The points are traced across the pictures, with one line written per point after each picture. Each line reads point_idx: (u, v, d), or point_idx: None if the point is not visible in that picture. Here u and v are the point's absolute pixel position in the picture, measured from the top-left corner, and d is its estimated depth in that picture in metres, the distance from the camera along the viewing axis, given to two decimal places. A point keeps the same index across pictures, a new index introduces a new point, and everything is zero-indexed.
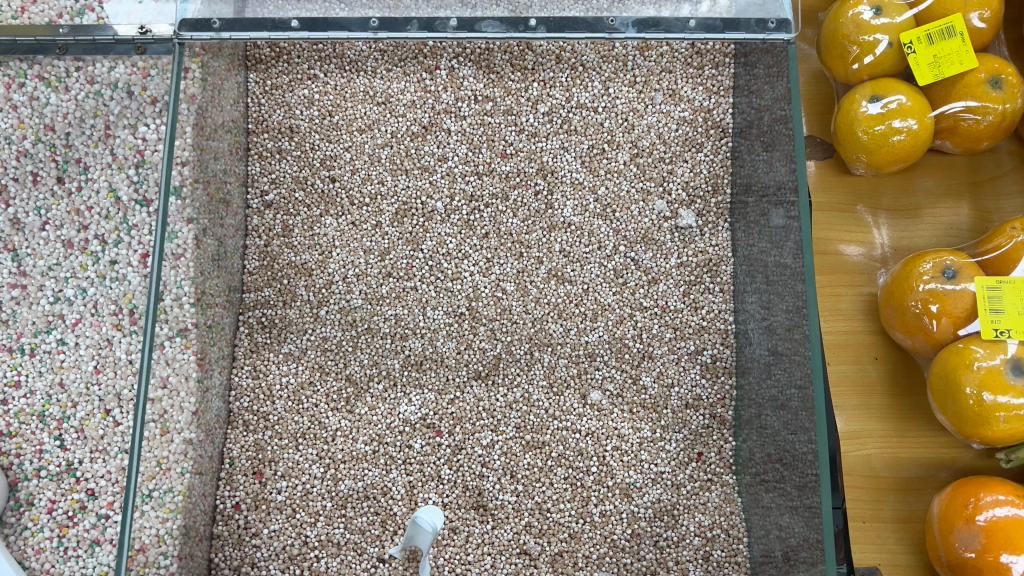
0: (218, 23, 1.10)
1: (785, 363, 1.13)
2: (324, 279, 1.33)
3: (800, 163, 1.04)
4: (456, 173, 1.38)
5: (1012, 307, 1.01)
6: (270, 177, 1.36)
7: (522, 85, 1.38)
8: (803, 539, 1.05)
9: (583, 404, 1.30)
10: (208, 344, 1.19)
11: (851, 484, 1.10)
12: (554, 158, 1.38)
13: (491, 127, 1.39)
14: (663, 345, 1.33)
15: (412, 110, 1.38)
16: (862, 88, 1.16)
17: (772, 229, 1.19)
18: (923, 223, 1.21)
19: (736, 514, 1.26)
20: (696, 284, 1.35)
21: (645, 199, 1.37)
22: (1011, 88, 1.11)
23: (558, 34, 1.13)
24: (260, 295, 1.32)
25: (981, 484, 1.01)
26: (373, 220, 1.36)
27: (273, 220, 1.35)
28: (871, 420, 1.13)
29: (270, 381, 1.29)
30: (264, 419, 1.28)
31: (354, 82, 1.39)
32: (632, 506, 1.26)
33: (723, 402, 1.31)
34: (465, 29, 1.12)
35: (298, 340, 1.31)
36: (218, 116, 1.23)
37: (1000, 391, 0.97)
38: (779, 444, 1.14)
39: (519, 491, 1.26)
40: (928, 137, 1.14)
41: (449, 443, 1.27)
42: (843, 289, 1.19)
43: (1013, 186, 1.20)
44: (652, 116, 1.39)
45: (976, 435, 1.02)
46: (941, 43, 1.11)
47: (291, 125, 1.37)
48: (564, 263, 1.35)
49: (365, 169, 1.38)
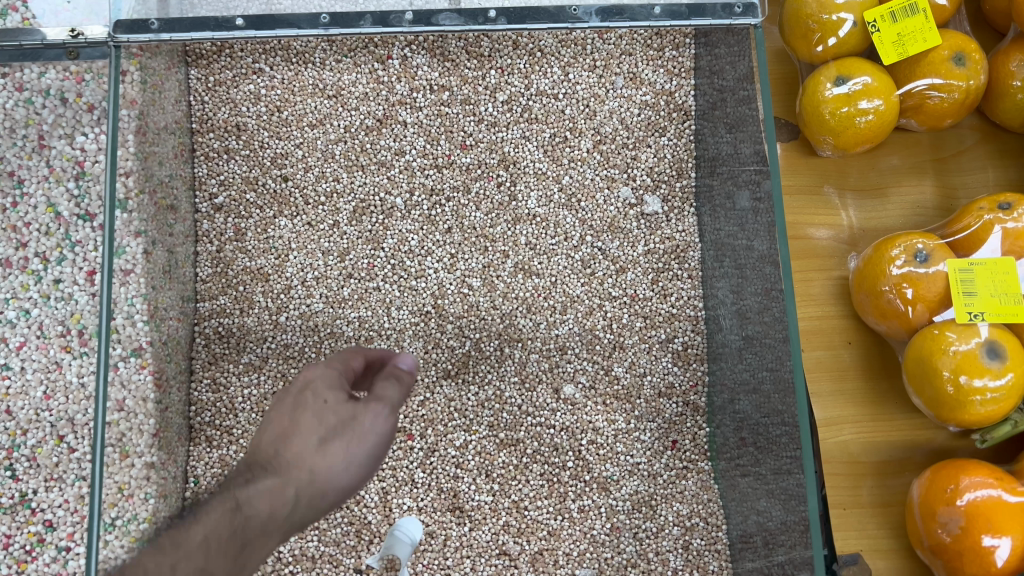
0: (157, 23, 1.03)
1: (756, 347, 1.14)
2: (282, 284, 1.26)
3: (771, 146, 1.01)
4: (415, 167, 1.30)
5: (984, 289, 1.02)
6: (218, 179, 1.28)
7: (478, 74, 1.30)
8: (780, 522, 1.07)
9: (557, 399, 1.28)
10: (164, 360, 1.14)
11: (830, 472, 1.10)
12: (515, 148, 1.32)
13: (449, 118, 1.31)
14: (634, 335, 1.30)
15: (366, 103, 1.30)
16: (827, 69, 1.15)
17: (739, 212, 1.18)
18: (890, 202, 1.21)
19: (713, 501, 1.27)
20: (664, 271, 1.32)
21: (610, 187, 1.32)
22: (975, 64, 1.11)
23: (520, 25, 1.08)
24: (215, 304, 1.25)
25: (960, 467, 1.01)
26: (330, 219, 1.29)
27: (224, 224, 1.27)
28: (846, 405, 1.12)
29: (231, 395, 1.23)
30: (228, 433, 1.22)
31: (302, 74, 1.29)
32: (611, 499, 1.26)
33: (696, 389, 1.30)
34: (421, 22, 1.07)
35: (258, 348, 1.25)
36: (158, 117, 1.16)
37: (976, 375, 0.98)
38: (753, 426, 1.16)
39: (495, 491, 1.26)
40: (893, 117, 1.15)
41: (421, 446, 1.27)
42: (814, 274, 1.18)
43: (974, 162, 1.21)
44: (614, 101, 1.32)
45: (952, 418, 1.03)
46: (904, 21, 1.11)
47: (238, 123, 1.28)
48: (530, 256, 1.31)
49: (318, 166, 1.29)
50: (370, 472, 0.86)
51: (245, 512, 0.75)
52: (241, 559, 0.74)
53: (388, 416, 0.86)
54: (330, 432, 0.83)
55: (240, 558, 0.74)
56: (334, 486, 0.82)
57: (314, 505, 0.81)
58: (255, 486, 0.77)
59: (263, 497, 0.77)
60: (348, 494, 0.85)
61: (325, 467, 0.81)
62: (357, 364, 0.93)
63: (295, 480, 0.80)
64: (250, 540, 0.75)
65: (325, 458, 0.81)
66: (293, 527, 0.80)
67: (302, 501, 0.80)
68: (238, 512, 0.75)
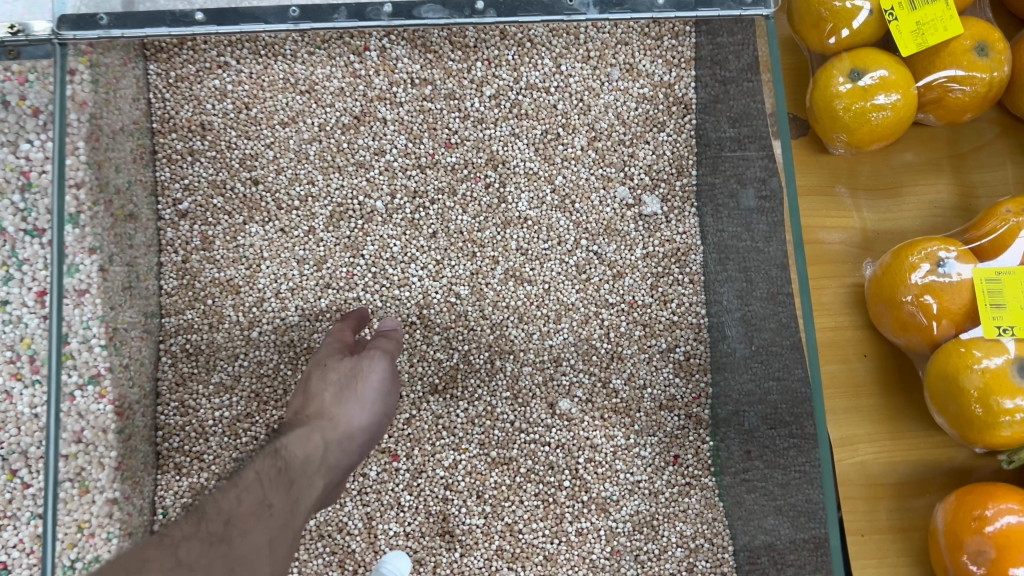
0: (106, 18, 0.92)
1: (762, 355, 1.07)
2: (254, 296, 1.17)
3: (784, 138, 0.91)
4: (396, 168, 1.20)
5: (1013, 300, 0.94)
6: (182, 183, 1.18)
7: (463, 66, 1.20)
8: (790, 541, 1.01)
9: (552, 414, 1.21)
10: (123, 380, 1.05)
11: (848, 496, 1.03)
12: (504, 146, 1.22)
13: (432, 114, 1.21)
14: (632, 345, 1.22)
15: (342, 99, 1.20)
16: (840, 61, 1.06)
17: (744, 211, 1.10)
18: (905, 202, 1.13)
19: (719, 520, 1.20)
20: (663, 276, 1.24)
21: (605, 186, 1.23)
22: (998, 54, 1.03)
23: (511, 18, 0.98)
24: (181, 319, 1.16)
25: (989, 491, 0.94)
26: (305, 225, 1.19)
27: (189, 232, 1.17)
28: (863, 423, 1.05)
29: (201, 418, 1.14)
30: (198, 459, 1.14)
31: (271, 68, 1.18)
32: (610, 521, 1.19)
33: (699, 402, 1.22)
34: (401, 16, 0.97)
35: (229, 366, 1.16)
36: (113, 119, 1.07)
37: (1005, 395, 0.90)
38: (760, 440, 1.09)
39: (487, 513, 1.19)
40: (911, 112, 1.07)
41: (407, 468, 1.18)
42: (826, 281, 1.10)
43: (993, 158, 1.14)
44: (609, 95, 1.23)
45: (979, 439, 0.96)
46: (923, 9, 1.02)
47: (202, 122, 1.18)
48: (522, 262, 1.22)
49: (291, 167, 1.19)
50: (385, 408, 1.07)
51: (284, 455, 0.92)
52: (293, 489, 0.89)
53: (385, 360, 1.08)
54: (340, 384, 1.04)
55: (292, 486, 0.89)
56: (354, 427, 1.02)
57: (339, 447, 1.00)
58: (287, 439, 0.96)
59: (294, 446, 0.94)
60: (371, 431, 1.05)
61: (343, 408, 1.03)
62: (350, 335, 1.12)
63: (320, 428, 0.99)
64: (295, 472, 0.91)
65: (342, 403, 1.03)
66: (330, 470, 0.98)
67: (329, 448, 0.99)
68: (278, 453, 0.91)
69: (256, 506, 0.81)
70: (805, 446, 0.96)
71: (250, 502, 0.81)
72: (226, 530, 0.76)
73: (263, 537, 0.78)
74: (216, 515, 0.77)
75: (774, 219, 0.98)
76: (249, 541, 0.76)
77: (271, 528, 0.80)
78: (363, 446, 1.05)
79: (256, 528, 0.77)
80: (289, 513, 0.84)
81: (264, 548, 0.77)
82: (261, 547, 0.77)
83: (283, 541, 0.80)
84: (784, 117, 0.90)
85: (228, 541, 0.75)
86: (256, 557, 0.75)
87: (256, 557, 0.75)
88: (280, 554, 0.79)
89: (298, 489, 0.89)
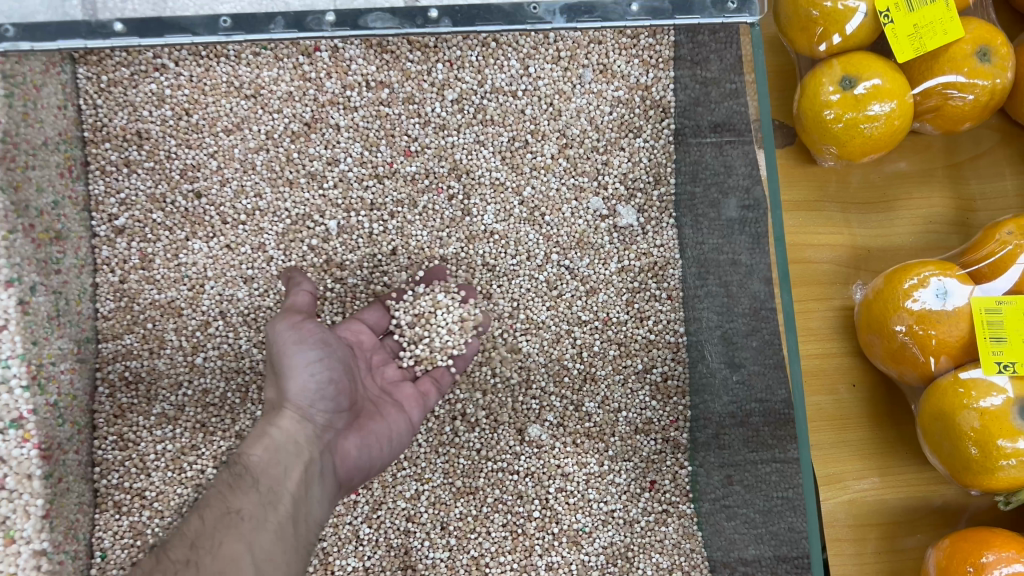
0: (14, 30, 0.85)
1: (743, 378, 1.00)
2: (198, 319, 1.08)
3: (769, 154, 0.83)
4: (350, 178, 1.12)
5: (1014, 334, 0.86)
6: (117, 197, 1.09)
7: (423, 68, 1.11)
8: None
9: (520, 441, 1.13)
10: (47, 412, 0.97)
11: (834, 538, 0.97)
12: (468, 155, 1.14)
13: (390, 120, 1.12)
14: (606, 365, 1.14)
15: (290, 104, 1.10)
16: (830, 68, 0.98)
17: (723, 223, 1.02)
18: (899, 216, 1.06)
19: (696, 551, 1.13)
20: (640, 291, 1.15)
21: (578, 197, 1.15)
22: (1001, 60, 0.95)
23: (469, 27, 0.90)
24: (119, 344, 1.07)
25: (984, 537, 0.87)
26: (252, 241, 1.10)
27: (127, 250, 1.08)
28: (851, 461, 0.99)
29: (142, 452, 1.06)
30: (140, 496, 1.06)
31: (213, 70, 1.09)
32: (582, 554, 1.12)
33: (677, 425, 1.15)
34: (345, 25, 0.88)
35: (172, 396, 1.08)
36: (33, 133, 1.00)
37: (1003, 437, 0.83)
38: (742, 466, 1.02)
39: (451, 546, 1.11)
40: (908, 121, 0.98)
41: (366, 500, 1.11)
42: (814, 305, 1.03)
43: (992, 168, 1.06)
44: (582, 98, 1.14)
45: (975, 482, 0.88)
46: (921, 10, 0.93)
47: (138, 130, 1.09)
48: (488, 279, 1.14)
49: (236, 178, 1.11)
50: (326, 352, 0.93)
51: (244, 459, 0.88)
52: (262, 486, 0.86)
53: (285, 319, 0.93)
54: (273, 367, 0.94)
55: (262, 483, 0.86)
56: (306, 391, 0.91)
57: (302, 419, 0.91)
58: (246, 445, 0.91)
59: (250, 447, 0.89)
60: (328, 384, 0.92)
61: (280, 386, 0.93)
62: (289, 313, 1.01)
63: (273, 415, 0.91)
64: (259, 469, 0.87)
65: (278, 385, 0.93)
66: (308, 448, 0.90)
67: (290, 429, 0.90)
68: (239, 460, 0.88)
69: (221, 520, 0.81)
70: (785, 468, 0.88)
71: (215, 517, 0.82)
72: (198, 545, 0.79)
73: (238, 545, 0.79)
74: (184, 539, 0.80)
75: (756, 235, 0.90)
76: (225, 549, 0.79)
77: (245, 535, 0.81)
78: (337, 401, 0.93)
79: (226, 539, 0.79)
80: (264, 510, 0.84)
81: (240, 554, 0.78)
82: (237, 554, 0.79)
83: (266, 545, 0.81)
84: (768, 126, 0.82)
85: (202, 557, 0.77)
86: (233, 566, 0.78)
87: (233, 565, 0.78)
88: (267, 550, 0.81)
89: (266, 481, 0.86)
